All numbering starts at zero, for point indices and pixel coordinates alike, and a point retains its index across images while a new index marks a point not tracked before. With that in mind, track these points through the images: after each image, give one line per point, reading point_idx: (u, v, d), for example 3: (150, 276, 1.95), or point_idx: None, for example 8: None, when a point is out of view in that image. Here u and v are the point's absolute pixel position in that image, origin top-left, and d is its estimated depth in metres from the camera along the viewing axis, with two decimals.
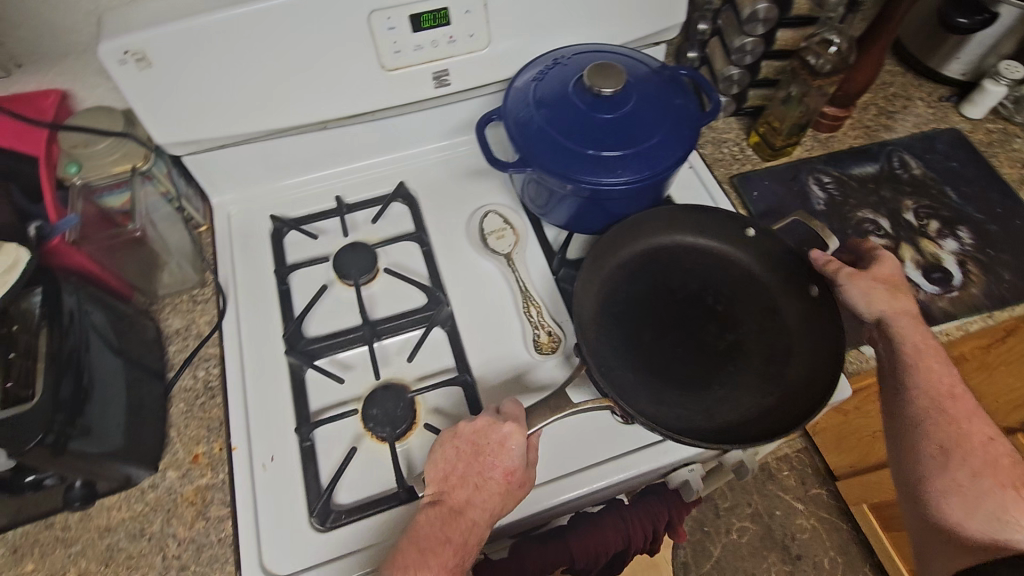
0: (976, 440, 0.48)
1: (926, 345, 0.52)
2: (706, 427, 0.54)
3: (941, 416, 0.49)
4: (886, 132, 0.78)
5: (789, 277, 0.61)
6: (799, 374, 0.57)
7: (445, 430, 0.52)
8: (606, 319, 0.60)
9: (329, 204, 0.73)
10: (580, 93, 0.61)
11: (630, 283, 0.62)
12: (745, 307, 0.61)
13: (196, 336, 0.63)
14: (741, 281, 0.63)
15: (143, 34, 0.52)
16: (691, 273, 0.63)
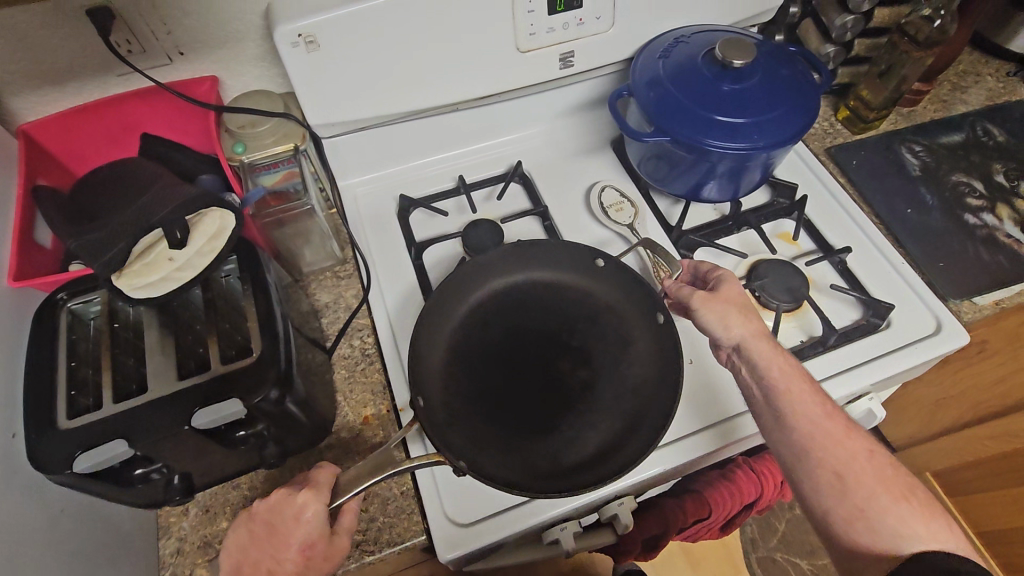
0: (861, 457, 0.46)
1: (800, 373, 0.50)
2: (551, 473, 0.53)
3: (825, 442, 0.46)
4: (962, 104, 0.83)
5: (644, 309, 0.61)
6: (659, 407, 0.55)
7: (244, 511, 0.49)
8: (464, 365, 0.59)
9: (449, 185, 0.76)
10: (708, 65, 0.64)
11: (477, 332, 0.61)
12: (597, 343, 0.60)
13: (345, 308, 0.66)
14: (601, 317, 0.62)
15: (317, 19, 0.56)
16: (545, 312, 0.62)
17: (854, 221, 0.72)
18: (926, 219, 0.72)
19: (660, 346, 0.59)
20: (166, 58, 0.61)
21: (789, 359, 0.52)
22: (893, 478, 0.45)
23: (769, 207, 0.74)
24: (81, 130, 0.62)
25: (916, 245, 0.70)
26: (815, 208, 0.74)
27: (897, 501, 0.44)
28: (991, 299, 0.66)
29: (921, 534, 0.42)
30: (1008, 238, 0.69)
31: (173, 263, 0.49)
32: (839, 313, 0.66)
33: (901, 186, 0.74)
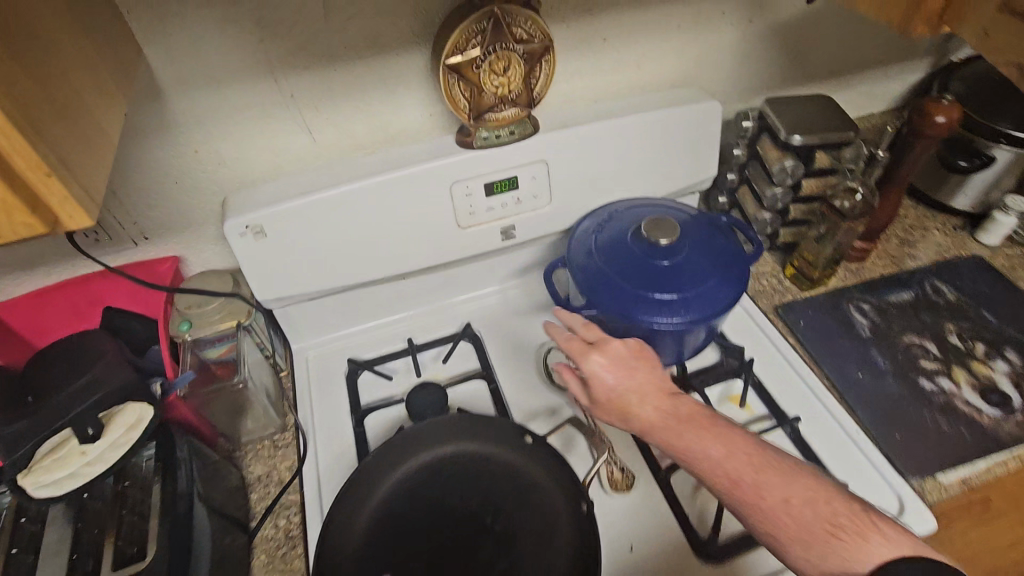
0: (778, 502, 0.44)
1: (705, 427, 0.49)
2: None
3: (767, 514, 0.44)
4: (911, 260, 0.84)
5: (571, 492, 0.59)
6: None
7: None
8: (382, 549, 0.56)
9: (400, 345, 0.78)
10: (637, 241, 0.67)
11: (401, 511, 0.59)
12: (520, 527, 0.58)
13: (277, 482, 0.65)
14: (528, 496, 0.59)
15: (262, 213, 0.61)
16: (470, 489, 0.60)
17: (805, 384, 0.70)
18: (879, 383, 0.70)
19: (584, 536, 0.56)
20: (132, 242, 0.66)
21: (663, 410, 0.51)
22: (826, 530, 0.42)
23: (719, 368, 0.72)
24: (44, 306, 0.66)
25: (871, 412, 0.67)
26: (764, 368, 0.72)
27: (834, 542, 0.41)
28: (956, 476, 0.62)
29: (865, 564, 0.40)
30: (968, 406, 0.66)
31: (84, 456, 0.49)
32: None
33: (852, 348, 0.73)
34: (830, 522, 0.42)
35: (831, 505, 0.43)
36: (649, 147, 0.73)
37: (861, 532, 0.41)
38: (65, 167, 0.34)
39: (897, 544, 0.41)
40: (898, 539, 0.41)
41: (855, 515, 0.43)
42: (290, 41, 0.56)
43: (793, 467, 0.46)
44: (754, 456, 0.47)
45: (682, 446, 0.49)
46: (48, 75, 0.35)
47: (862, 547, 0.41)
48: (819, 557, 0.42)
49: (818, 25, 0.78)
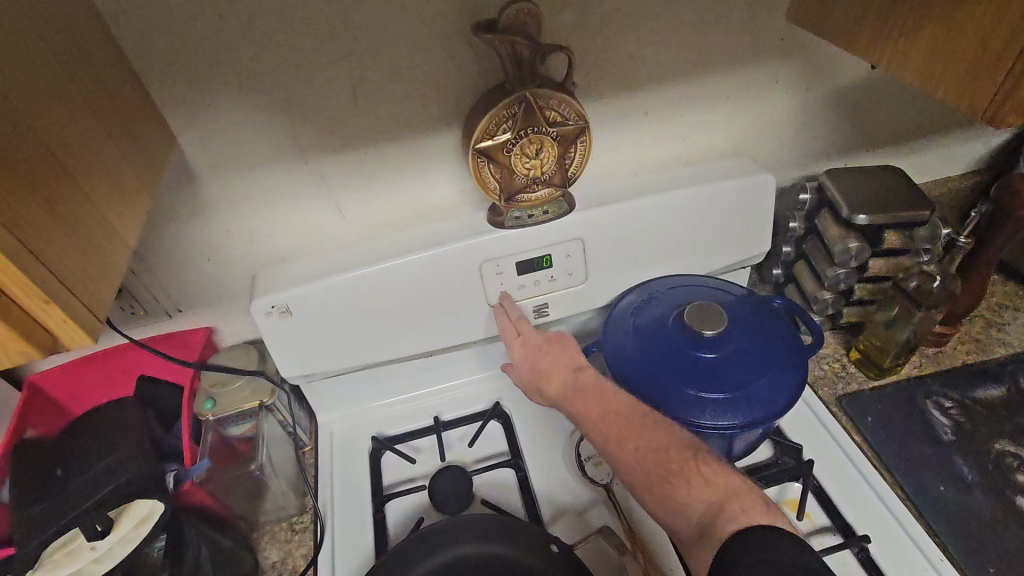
0: (640, 448, 0.51)
1: (593, 397, 0.57)
2: None
3: (628, 481, 0.51)
4: (1001, 346, 0.74)
5: None
6: None
7: None
8: None
9: (426, 422, 0.75)
10: (679, 328, 0.62)
11: None
12: None
13: (291, 571, 0.62)
14: None
15: (288, 293, 0.61)
16: None
17: (878, 498, 0.61)
18: (966, 500, 0.60)
19: None
20: (166, 314, 0.67)
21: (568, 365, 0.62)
22: (667, 454, 0.49)
23: (772, 469, 0.64)
24: (81, 375, 0.68)
25: (957, 538, 0.58)
26: (825, 472, 0.63)
27: (667, 495, 0.47)
28: None
29: (691, 507, 0.46)
30: None
31: (93, 551, 0.51)
32: None
33: (931, 455, 0.64)
34: (666, 470, 0.48)
35: (674, 456, 0.49)
36: (693, 222, 0.68)
37: (686, 476, 0.47)
38: (68, 292, 0.33)
39: (724, 481, 0.46)
40: (723, 479, 0.46)
41: (686, 460, 0.48)
42: (320, 126, 0.56)
43: (653, 421, 0.53)
44: (628, 419, 0.53)
45: (578, 414, 0.57)
46: (57, 196, 0.35)
47: (685, 489, 0.46)
48: (659, 499, 0.48)
49: (884, 90, 0.72)
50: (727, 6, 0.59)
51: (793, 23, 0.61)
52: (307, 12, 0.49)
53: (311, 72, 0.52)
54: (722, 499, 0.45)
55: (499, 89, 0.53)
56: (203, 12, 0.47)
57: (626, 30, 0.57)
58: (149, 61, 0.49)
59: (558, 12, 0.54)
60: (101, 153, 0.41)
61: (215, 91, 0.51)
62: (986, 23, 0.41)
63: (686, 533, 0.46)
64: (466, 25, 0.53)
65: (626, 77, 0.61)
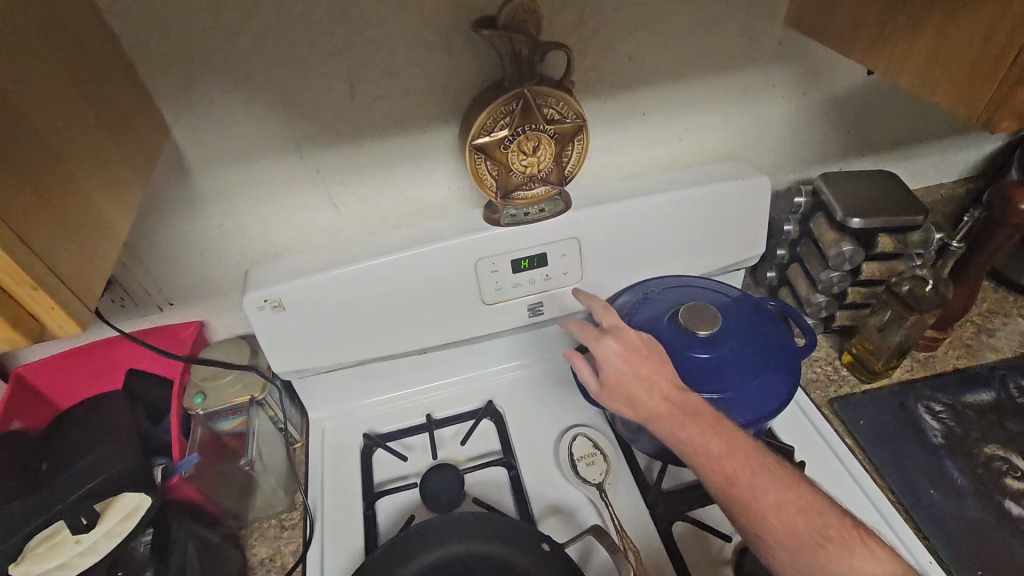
0: (784, 501, 0.46)
1: (714, 427, 0.50)
2: None
3: (756, 529, 0.46)
4: (991, 352, 0.75)
5: None
6: None
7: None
8: None
9: (418, 420, 0.74)
10: (674, 330, 0.62)
11: None
12: None
13: (279, 568, 0.61)
14: None
15: (281, 287, 0.60)
16: None
17: (868, 499, 0.61)
18: (956, 504, 0.60)
19: None
20: (157, 308, 0.66)
21: (671, 380, 0.53)
22: (817, 518, 0.45)
23: None
24: (67, 368, 0.66)
25: (946, 544, 0.58)
26: (819, 472, 0.63)
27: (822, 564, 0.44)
28: None
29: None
30: None
31: (76, 546, 0.48)
32: None
33: (922, 458, 0.64)
34: (823, 536, 0.45)
35: (822, 517, 0.45)
36: (690, 223, 0.68)
37: (850, 547, 0.44)
38: (57, 277, 0.33)
39: (890, 561, 0.44)
40: (889, 556, 0.44)
41: (849, 532, 0.45)
42: (317, 120, 0.56)
43: (792, 474, 0.48)
44: (763, 464, 0.48)
45: (697, 442, 0.49)
46: (47, 182, 0.34)
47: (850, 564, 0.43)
48: (809, 565, 0.44)
49: (880, 97, 0.73)
50: (725, 10, 0.59)
51: (791, 27, 0.61)
52: (305, 5, 0.49)
53: (310, 68, 0.52)
54: None
55: (498, 86, 0.53)
56: (200, 3, 0.47)
57: (625, 31, 0.57)
58: (143, 52, 0.48)
59: (558, 11, 0.54)
60: (94, 143, 0.41)
61: (211, 83, 0.51)
62: (981, 31, 0.42)
63: None
64: (465, 22, 0.52)
65: (624, 78, 0.61)
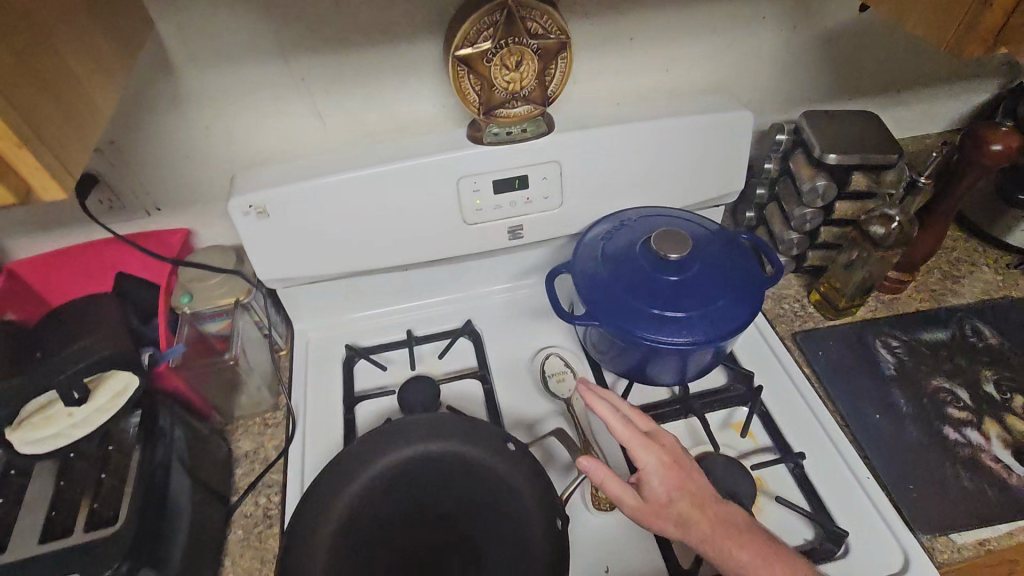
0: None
1: (761, 551, 0.48)
2: None
3: None
4: (953, 296, 0.78)
5: (547, 506, 0.56)
6: None
7: None
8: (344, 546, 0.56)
9: (399, 336, 0.77)
10: (646, 254, 0.64)
11: (376, 504, 0.58)
12: (494, 539, 0.56)
13: (262, 459, 0.65)
14: (501, 507, 0.58)
15: (266, 193, 0.62)
16: (445, 492, 0.59)
17: (817, 421, 0.65)
18: (899, 428, 0.64)
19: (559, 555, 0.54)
20: (144, 212, 0.68)
21: (693, 476, 0.52)
22: None
23: (724, 393, 0.70)
24: (58, 267, 0.69)
25: (883, 460, 0.62)
26: (773, 397, 0.68)
27: None
28: (972, 538, 0.57)
29: None
30: (995, 463, 0.61)
31: (71, 418, 0.52)
32: (790, 531, 0.59)
33: (871, 387, 0.68)
34: None
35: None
36: (670, 153, 0.70)
37: None
38: (38, 138, 0.34)
39: None
40: None
41: None
42: (302, 24, 0.56)
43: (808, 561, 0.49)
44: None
45: (737, 555, 0.48)
46: (27, 47, 0.35)
47: None
48: None
49: (870, 36, 0.73)
50: None
51: None
52: None
53: None
54: None
55: None
56: None
57: None
58: None
59: None
60: (75, 21, 0.42)
61: None
62: None
63: None
64: None
65: None
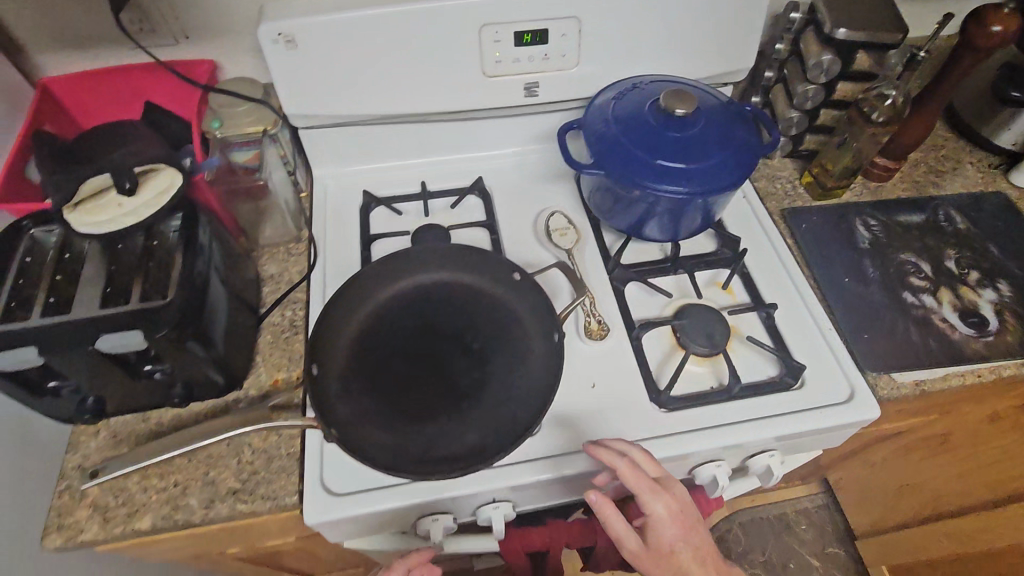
0: None
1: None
2: (414, 457, 0.57)
3: None
4: (934, 188, 0.83)
5: (547, 325, 0.64)
6: (526, 419, 0.59)
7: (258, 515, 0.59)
8: (364, 346, 0.63)
9: (413, 188, 0.82)
10: (655, 112, 0.68)
11: (393, 317, 0.65)
12: (499, 349, 0.63)
13: (287, 282, 0.72)
14: (506, 327, 0.65)
15: (295, 21, 0.64)
16: (455, 311, 0.66)
17: (791, 281, 0.73)
18: (864, 291, 0.72)
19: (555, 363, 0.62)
20: (172, 40, 0.71)
21: (683, 499, 0.57)
22: None
23: (712, 257, 0.76)
24: (89, 90, 0.71)
25: (845, 315, 0.70)
26: (755, 261, 0.76)
27: None
28: (910, 378, 0.66)
29: None
30: (944, 322, 0.69)
31: (121, 208, 0.55)
32: (755, 367, 0.68)
33: (846, 256, 0.75)
34: None
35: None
36: (687, 19, 0.72)
37: None
38: None
39: None
40: None
41: None
42: None
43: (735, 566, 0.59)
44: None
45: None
46: None
47: None
48: None
49: None
50: None
51: None
52: None
53: None
54: None
55: None
56: None
57: None
58: None
59: None
60: None
61: None
62: None
63: None
64: None
65: None
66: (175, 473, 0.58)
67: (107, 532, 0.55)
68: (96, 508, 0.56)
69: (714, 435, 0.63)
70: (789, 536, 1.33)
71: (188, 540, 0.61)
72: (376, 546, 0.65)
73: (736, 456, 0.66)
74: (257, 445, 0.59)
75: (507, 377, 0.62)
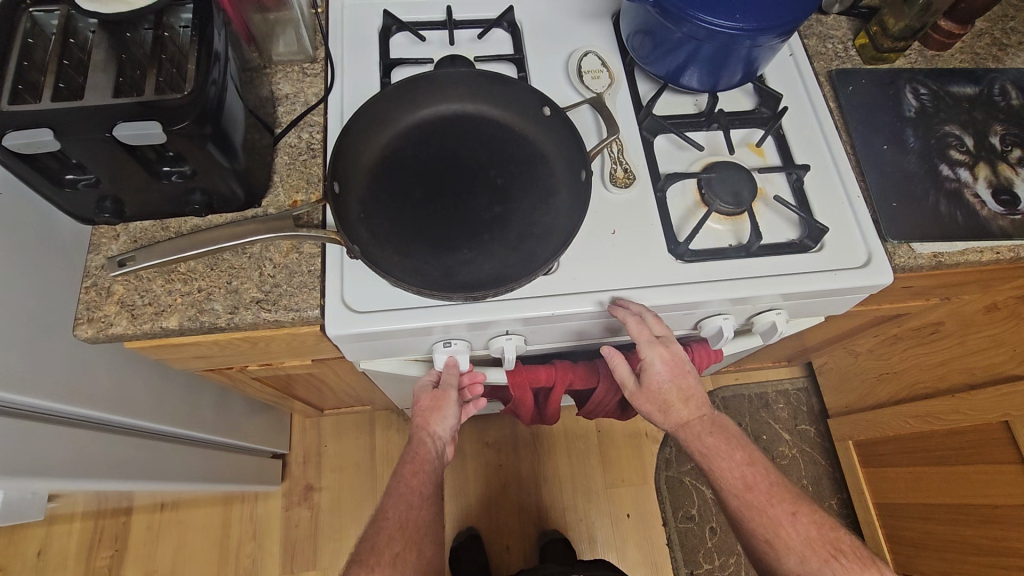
0: (739, 464, 0.63)
1: (729, 446, 0.64)
2: (435, 280, 0.58)
3: (764, 520, 0.60)
4: (995, 63, 0.77)
5: (575, 166, 0.62)
6: (547, 252, 0.59)
7: (289, 333, 0.62)
8: (384, 172, 0.62)
9: (437, 15, 0.75)
10: None
11: (416, 145, 0.63)
12: (521, 185, 0.62)
13: (303, 103, 0.68)
14: (531, 164, 0.64)
15: None
16: (478, 145, 0.64)
17: (826, 146, 0.71)
18: (900, 160, 0.70)
19: (579, 202, 0.61)
20: None
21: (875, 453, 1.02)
22: (763, 490, 0.62)
23: (750, 114, 0.72)
24: None
25: (875, 183, 0.69)
26: (792, 124, 0.72)
27: (787, 515, 0.61)
28: (929, 250, 0.66)
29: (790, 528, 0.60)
30: (975, 198, 0.68)
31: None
32: (776, 229, 0.67)
33: (888, 124, 0.72)
34: (760, 489, 0.62)
35: (834, 531, 0.60)
36: None
37: (726, 456, 0.63)
38: None
39: (726, 459, 0.63)
40: (749, 470, 0.63)
41: (769, 499, 0.61)
42: None
43: (780, 492, 0.62)
44: (755, 468, 0.63)
45: (703, 438, 0.64)
46: None
47: (760, 511, 0.61)
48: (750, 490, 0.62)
49: None
50: None
51: None
52: None
53: None
54: (742, 492, 0.62)
55: None
56: None
57: None
58: None
59: None
60: None
61: None
62: None
63: (730, 491, 0.63)
64: None
65: None
66: (198, 279, 0.59)
67: (137, 327, 0.57)
68: (123, 305, 0.58)
69: (729, 288, 0.63)
70: (767, 413, 1.42)
71: (213, 347, 0.64)
72: (392, 368, 0.69)
73: (744, 311, 0.68)
74: (278, 262, 0.60)
75: (529, 216, 0.61)
